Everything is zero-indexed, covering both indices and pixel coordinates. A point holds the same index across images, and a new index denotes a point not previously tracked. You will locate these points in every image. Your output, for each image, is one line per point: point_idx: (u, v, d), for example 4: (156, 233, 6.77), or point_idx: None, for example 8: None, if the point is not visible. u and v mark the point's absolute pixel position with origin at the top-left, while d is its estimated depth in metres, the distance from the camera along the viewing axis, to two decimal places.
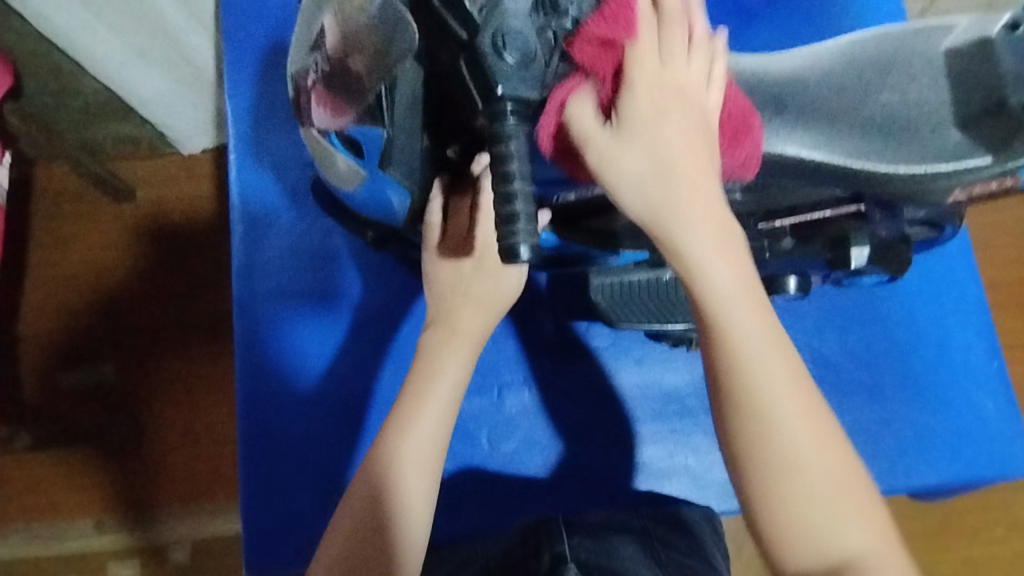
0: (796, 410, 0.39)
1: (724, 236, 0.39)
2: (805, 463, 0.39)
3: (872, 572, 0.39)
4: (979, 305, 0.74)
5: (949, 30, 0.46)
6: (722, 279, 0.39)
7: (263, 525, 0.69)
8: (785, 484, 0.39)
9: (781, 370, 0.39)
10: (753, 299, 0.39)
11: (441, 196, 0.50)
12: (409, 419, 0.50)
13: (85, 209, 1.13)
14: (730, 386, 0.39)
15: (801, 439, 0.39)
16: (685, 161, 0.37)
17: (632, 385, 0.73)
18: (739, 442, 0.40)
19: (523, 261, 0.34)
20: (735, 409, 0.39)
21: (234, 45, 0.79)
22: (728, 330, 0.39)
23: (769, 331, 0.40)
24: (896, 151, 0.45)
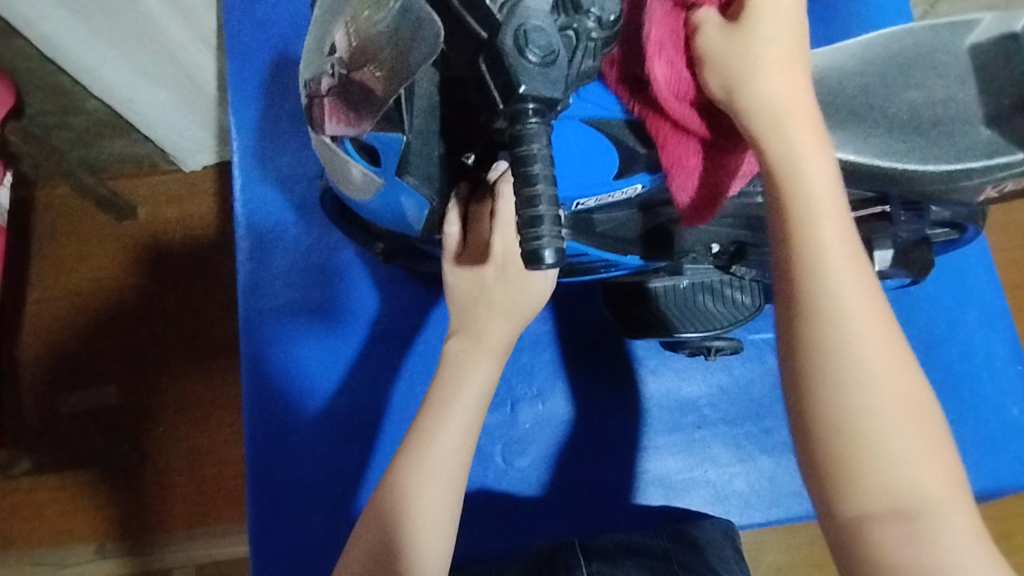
0: (879, 354, 0.37)
1: (808, 127, 0.40)
2: (876, 377, 0.37)
3: (926, 503, 0.36)
4: (1001, 308, 0.72)
5: (972, 26, 0.45)
6: (811, 179, 0.39)
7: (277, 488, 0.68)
8: (849, 397, 0.37)
9: (844, 249, 0.38)
10: (832, 186, 0.40)
11: (458, 207, 0.47)
12: (432, 432, 0.49)
13: (86, 229, 1.12)
14: (807, 279, 0.38)
15: (872, 346, 0.37)
16: (782, 62, 0.41)
17: (656, 393, 0.71)
18: (810, 340, 0.38)
19: (547, 267, 0.32)
20: (810, 304, 0.38)
21: (237, 61, 0.78)
22: (812, 220, 0.39)
23: (850, 236, 0.39)
24: (926, 149, 0.44)
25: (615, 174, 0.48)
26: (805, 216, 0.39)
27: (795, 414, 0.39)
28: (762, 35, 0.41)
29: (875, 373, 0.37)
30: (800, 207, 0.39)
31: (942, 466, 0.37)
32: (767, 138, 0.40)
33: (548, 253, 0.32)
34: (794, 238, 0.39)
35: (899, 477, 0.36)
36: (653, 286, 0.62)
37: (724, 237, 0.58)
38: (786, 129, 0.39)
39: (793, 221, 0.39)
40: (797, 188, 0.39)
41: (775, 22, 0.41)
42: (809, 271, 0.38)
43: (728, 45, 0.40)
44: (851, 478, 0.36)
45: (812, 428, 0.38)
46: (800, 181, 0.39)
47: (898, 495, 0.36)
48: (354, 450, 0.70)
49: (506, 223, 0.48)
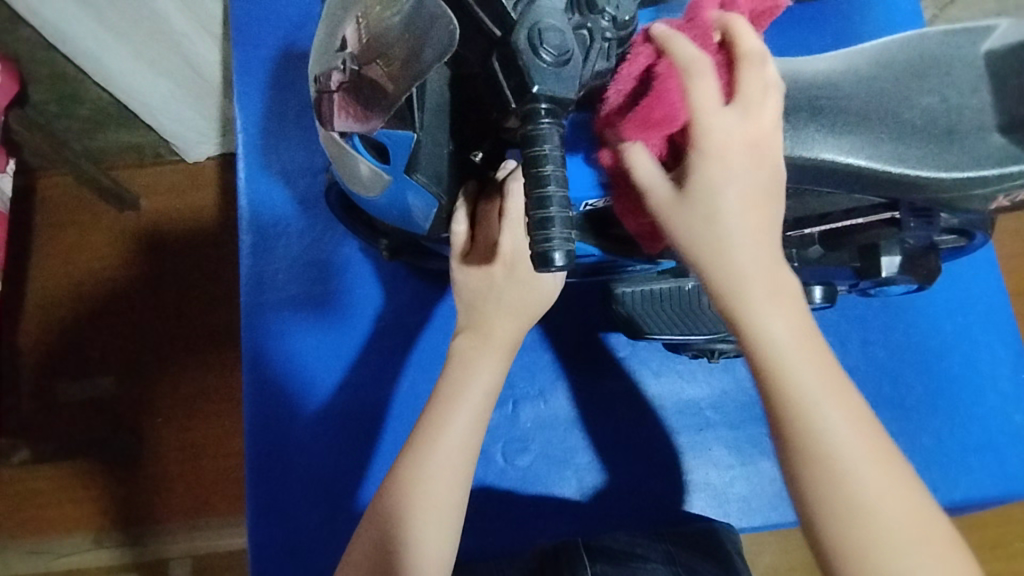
0: (887, 492, 0.39)
1: (778, 290, 0.42)
2: (876, 510, 0.39)
3: None
4: (1006, 315, 0.72)
5: (989, 31, 0.45)
6: (783, 327, 0.41)
7: (269, 544, 0.67)
8: (857, 530, 0.39)
9: (836, 407, 0.40)
10: (808, 346, 0.41)
11: (467, 204, 0.47)
12: (438, 429, 0.49)
13: (87, 218, 1.11)
14: (795, 429, 0.40)
15: (867, 479, 0.39)
16: (741, 220, 0.41)
17: (664, 396, 0.71)
18: (810, 484, 0.40)
19: (556, 269, 0.32)
20: (801, 452, 0.40)
21: (243, 52, 0.78)
22: (789, 369, 0.41)
23: (830, 374, 0.41)
24: (939, 156, 0.43)
25: (596, 182, 0.46)
26: (777, 367, 0.41)
27: (814, 548, 0.41)
28: (706, 192, 0.41)
29: (875, 506, 0.39)
30: (775, 357, 0.41)
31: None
32: (722, 293, 0.42)
33: (557, 256, 0.31)
34: (774, 389, 0.41)
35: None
36: (620, 291, 0.63)
37: None
38: (754, 296, 0.41)
39: (772, 373, 0.41)
40: (773, 339, 0.41)
41: (722, 177, 0.41)
42: (794, 420, 0.40)
43: (664, 199, 0.42)
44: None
45: (830, 560, 0.40)
46: (781, 351, 0.41)
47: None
48: (346, 473, 0.69)
49: (515, 223, 0.47)
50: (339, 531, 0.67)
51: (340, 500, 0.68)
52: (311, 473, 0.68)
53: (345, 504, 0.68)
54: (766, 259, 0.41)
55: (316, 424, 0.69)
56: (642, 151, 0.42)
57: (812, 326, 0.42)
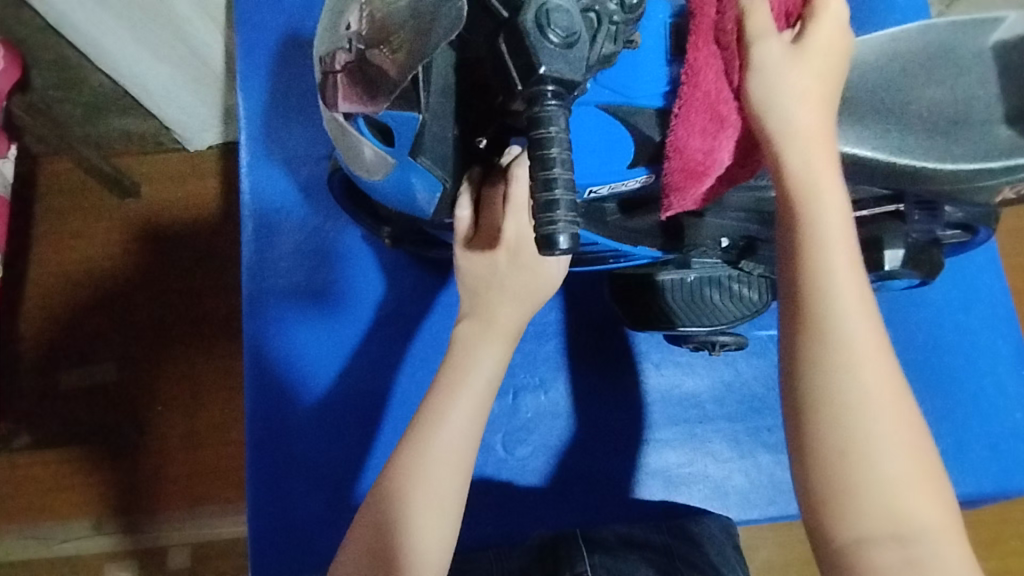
0: (886, 409, 0.39)
1: (830, 180, 0.42)
2: (870, 414, 0.39)
3: (930, 551, 0.38)
4: (1007, 311, 0.72)
5: (997, 23, 0.45)
6: (829, 217, 0.41)
7: (266, 501, 0.67)
8: (849, 431, 0.39)
9: (860, 311, 0.40)
10: (847, 243, 0.41)
11: (471, 190, 0.47)
12: (440, 414, 0.49)
13: (88, 205, 1.11)
14: (817, 317, 0.40)
15: (873, 382, 0.39)
16: (821, 97, 0.42)
17: (655, 387, 0.71)
18: (813, 373, 0.40)
19: (561, 252, 0.32)
20: (819, 338, 0.40)
21: (246, 38, 0.78)
22: (826, 256, 0.40)
23: (860, 277, 0.41)
24: (945, 147, 0.43)
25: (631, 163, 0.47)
26: (814, 256, 0.40)
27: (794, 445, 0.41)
28: (816, 63, 0.42)
29: (873, 412, 0.39)
30: (816, 239, 0.41)
31: (933, 497, 0.39)
32: (793, 169, 0.41)
33: (562, 239, 0.31)
34: (807, 271, 0.40)
35: (894, 506, 0.38)
36: (664, 280, 0.61)
37: (736, 231, 0.58)
38: (814, 178, 0.41)
39: (808, 258, 0.41)
40: (817, 226, 0.41)
41: (827, 59, 0.42)
42: (818, 307, 0.40)
43: (782, 64, 0.41)
44: (850, 509, 0.38)
45: (811, 456, 0.40)
46: (821, 242, 0.41)
47: (897, 525, 0.38)
48: (347, 453, 0.69)
49: (519, 208, 0.47)
50: (341, 504, 0.68)
51: (341, 482, 0.69)
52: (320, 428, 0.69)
53: (345, 486, 0.68)
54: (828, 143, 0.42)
55: (316, 410, 0.70)
56: (763, 18, 0.42)
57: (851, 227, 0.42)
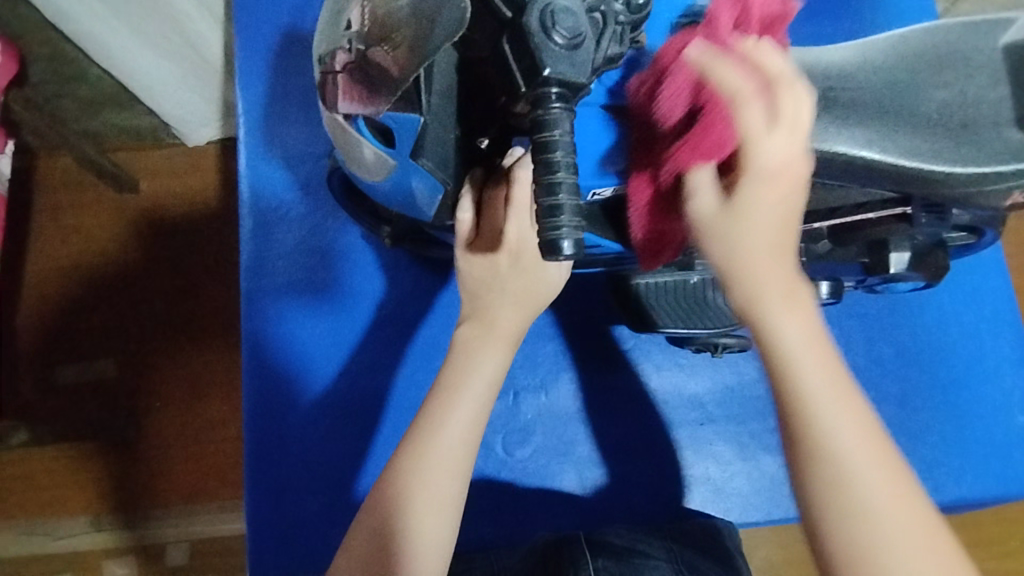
0: (879, 480, 0.37)
1: (791, 280, 0.40)
2: (885, 530, 0.37)
3: None
4: (1011, 314, 0.71)
5: (1010, 23, 0.44)
6: (797, 337, 0.39)
7: (262, 531, 0.66)
8: (867, 556, 0.37)
9: (829, 388, 0.39)
10: (815, 332, 0.40)
11: (473, 192, 0.47)
12: (440, 418, 0.48)
13: (86, 201, 1.11)
14: (806, 446, 0.38)
15: (882, 498, 0.37)
16: (771, 224, 0.40)
17: (663, 388, 0.70)
18: (819, 503, 0.38)
19: (564, 258, 0.32)
20: (811, 467, 0.38)
21: (245, 34, 0.77)
22: (800, 382, 0.39)
23: (846, 395, 0.39)
24: (954, 151, 0.43)
25: (602, 169, 0.47)
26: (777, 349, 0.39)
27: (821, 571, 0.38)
28: (762, 199, 0.40)
29: (891, 529, 0.37)
30: (790, 368, 0.39)
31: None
32: (749, 303, 0.40)
33: (566, 244, 0.31)
34: (789, 402, 0.39)
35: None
36: (622, 282, 0.63)
37: None
38: (769, 283, 0.40)
39: (788, 386, 0.39)
40: (787, 348, 0.39)
41: (771, 193, 0.40)
42: (804, 432, 0.38)
43: (720, 218, 0.41)
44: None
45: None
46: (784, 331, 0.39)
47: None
48: (345, 459, 0.68)
49: (521, 210, 0.47)
50: (338, 513, 0.67)
51: (338, 485, 0.68)
52: (303, 460, 0.68)
53: (343, 489, 0.68)
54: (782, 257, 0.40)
55: (314, 411, 0.69)
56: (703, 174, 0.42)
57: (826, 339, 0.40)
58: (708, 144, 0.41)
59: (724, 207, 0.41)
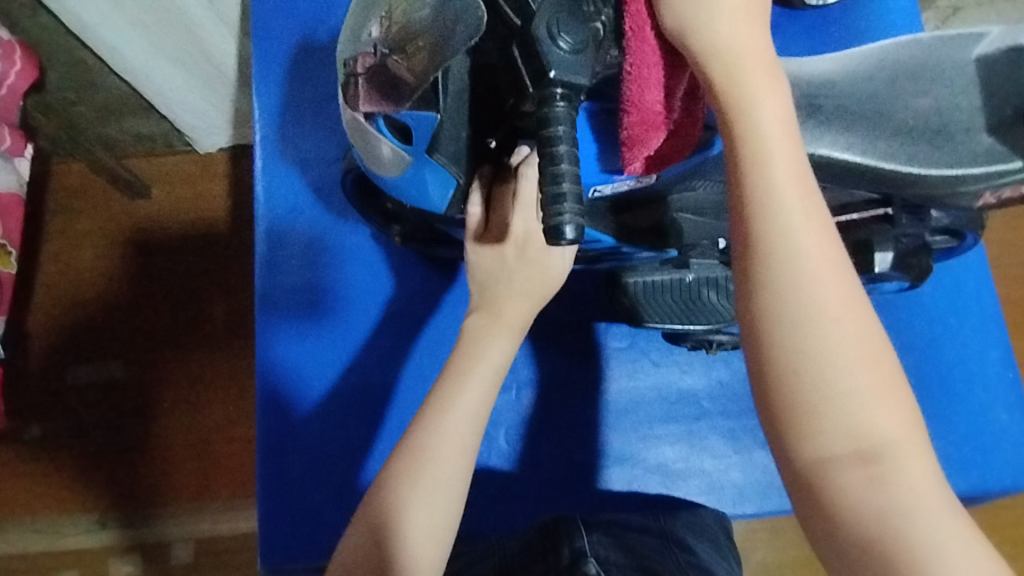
0: (837, 305, 0.38)
1: (768, 76, 0.40)
2: (839, 363, 0.38)
3: (898, 460, 0.37)
4: (994, 315, 0.74)
5: (981, 37, 0.47)
6: (766, 118, 0.40)
7: (276, 517, 0.69)
8: (798, 354, 0.38)
9: (802, 203, 0.39)
10: (788, 140, 0.40)
11: (481, 187, 0.51)
12: (449, 398, 0.51)
13: (99, 207, 1.14)
14: (767, 241, 0.39)
15: (830, 299, 0.38)
16: (731, 1, 0.40)
17: (650, 386, 0.73)
18: (768, 294, 0.39)
19: (567, 242, 0.35)
20: (767, 257, 0.39)
21: (262, 45, 0.80)
22: (771, 181, 0.39)
23: (810, 195, 0.40)
24: (929, 154, 0.46)
25: (598, 167, 0.47)
26: (754, 147, 0.39)
27: (756, 368, 0.39)
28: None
29: (834, 328, 0.38)
30: (758, 151, 0.39)
31: (903, 415, 0.38)
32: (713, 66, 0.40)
33: (569, 229, 0.34)
34: (747, 187, 0.39)
35: (856, 423, 0.37)
36: (624, 282, 0.64)
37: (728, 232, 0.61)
38: (745, 68, 0.40)
39: (749, 166, 0.39)
40: (753, 129, 0.39)
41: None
42: (763, 215, 0.39)
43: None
44: (805, 422, 0.37)
45: (771, 365, 0.39)
46: (759, 132, 0.40)
47: (860, 441, 0.37)
48: (353, 450, 0.71)
49: (528, 204, 0.52)
50: (345, 504, 0.70)
51: (345, 476, 0.70)
52: (318, 452, 0.71)
53: (351, 479, 0.70)
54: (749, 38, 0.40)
55: (323, 406, 0.72)
56: None
57: (794, 129, 0.41)
58: None
59: None
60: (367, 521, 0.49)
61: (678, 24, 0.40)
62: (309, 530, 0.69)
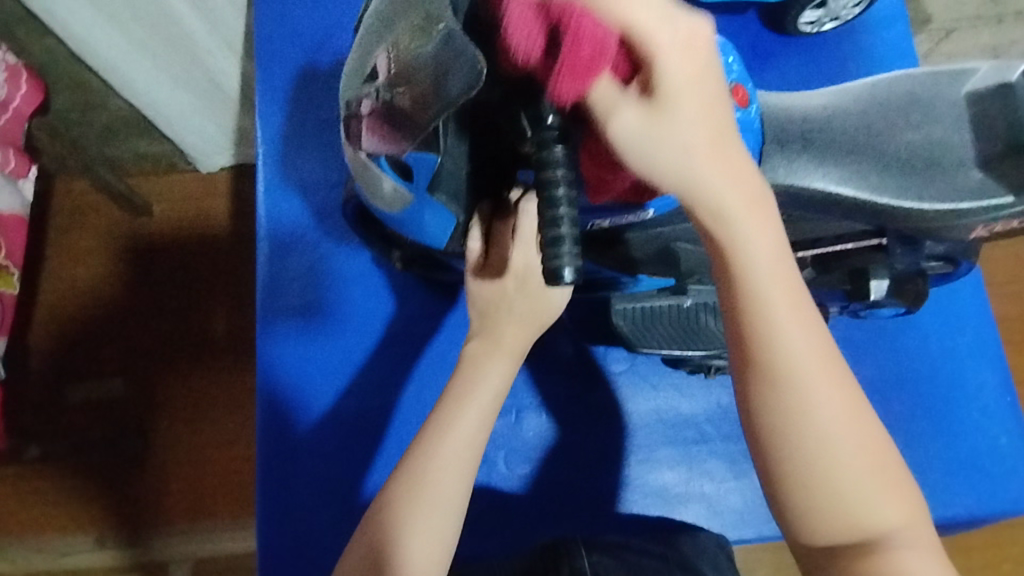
0: (838, 425, 0.40)
1: (757, 203, 0.40)
2: (841, 479, 0.40)
3: (901, 548, 0.40)
4: (991, 339, 0.75)
5: (970, 74, 0.48)
6: (760, 250, 0.40)
7: (276, 541, 0.69)
8: (807, 479, 0.40)
9: (798, 335, 0.40)
10: (783, 267, 0.40)
11: (481, 223, 0.51)
12: (449, 424, 0.51)
13: (101, 225, 1.14)
14: (767, 377, 0.40)
15: (828, 414, 0.40)
16: (704, 126, 0.38)
17: (649, 410, 0.73)
18: (769, 422, 0.40)
19: (566, 283, 0.36)
20: (769, 390, 0.40)
21: (265, 70, 0.82)
22: (767, 314, 0.40)
23: (807, 319, 0.40)
24: (921, 188, 0.47)
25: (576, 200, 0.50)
26: (751, 283, 0.40)
27: (768, 485, 0.42)
28: (690, 110, 0.38)
29: (835, 441, 0.40)
30: (753, 287, 0.40)
31: (901, 500, 0.41)
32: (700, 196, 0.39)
33: (567, 271, 0.35)
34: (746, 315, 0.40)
35: (859, 522, 0.40)
36: (616, 308, 0.66)
37: None
38: (732, 203, 0.39)
39: (746, 302, 0.40)
40: (747, 263, 0.39)
41: (700, 97, 0.38)
42: (762, 350, 0.40)
43: (645, 136, 0.38)
44: (816, 532, 0.41)
45: (781, 487, 0.41)
46: (755, 265, 0.40)
47: (859, 536, 0.40)
48: (352, 474, 0.71)
49: (526, 234, 0.52)
50: (344, 528, 0.69)
51: (345, 500, 0.70)
52: (317, 475, 0.71)
53: (350, 503, 0.70)
54: (729, 166, 0.39)
55: (323, 430, 0.72)
56: (604, 89, 0.37)
57: (787, 252, 0.41)
58: (586, 51, 0.35)
59: (653, 109, 0.37)
60: (366, 547, 0.49)
61: (647, 167, 0.38)
62: (308, 553, 0.69)
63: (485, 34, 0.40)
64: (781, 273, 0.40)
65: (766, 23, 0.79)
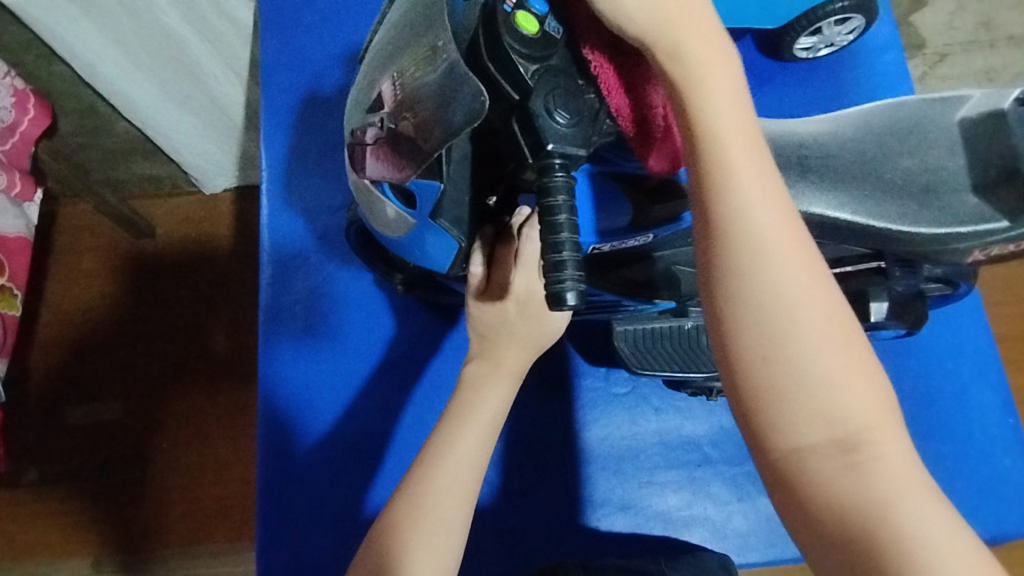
0: (804, 292, 0.37)
1: (720, 56, 0.39)
2: (807, 353, 0.36)
3: (879, 450, 0.36)
4: (992, 360, 0.75)
5: (963, 101, 0.49)
6: (720, 101, 0.38)
7: (274, 565, 0.68)
8: (767, 348, 0.37)
9: (761, 189, 0.38)
10: (746, 125, 0.39)
11: (483, 248, 0.51)
12: (450, 446, 0.51)
13: (105, 246, 1.15)
14: (727, 233, 0.37)
15: (795, 282, 0.37)
16: None
17: (651, 432, 0.73)
18: (727, 288, 0.37)
19: (568, 308, 0.36)
20: (728, 247, 0.37)
21: (270, 96, 0.83)
22: (727, 167, 0.38)
23: (772, 183, 0.38)
24: (917, 213, 0.47)
25: (604, 227, 0.52)
26: (710, 134, 0.38)
27: (726, 362, 0.38)
28: None
29: (801, 306, 0.37)
30: (712, 137, 0.38)
31: (881, 403, 0.37)
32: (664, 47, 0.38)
33: (569, 296, 0.35)
34: (706, 166, 0.38)
35: (832, 413, 0.36)
36: (618, 329, 0.65)
37: None
38: (695, 48, 0.38)
39: (706, 154, 0.38)
40: (708, 113, 0.38)
41: None
42: (722, 204, 0.37)
43: None
44: (778, 416, 0.36)
45: (739, 363, 0.37)
46: (716, 117, 0.38)
47: (835, 432, 0.36)
48: (352, 497, 0.70)
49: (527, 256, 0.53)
50: (345, 552, 0.69)
51: (346, 523, 0.70)
52: (318, 498, 0.70)
53: (351, 526, 0.69)
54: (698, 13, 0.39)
55: (323, 452, 0.71)
56: None
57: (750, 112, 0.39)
58: None
59: None
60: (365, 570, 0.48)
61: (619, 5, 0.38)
62: None
63: (489, 63, 0.41)
64: (743, 130, 0.39)
65: (762, 50, 0.80)
